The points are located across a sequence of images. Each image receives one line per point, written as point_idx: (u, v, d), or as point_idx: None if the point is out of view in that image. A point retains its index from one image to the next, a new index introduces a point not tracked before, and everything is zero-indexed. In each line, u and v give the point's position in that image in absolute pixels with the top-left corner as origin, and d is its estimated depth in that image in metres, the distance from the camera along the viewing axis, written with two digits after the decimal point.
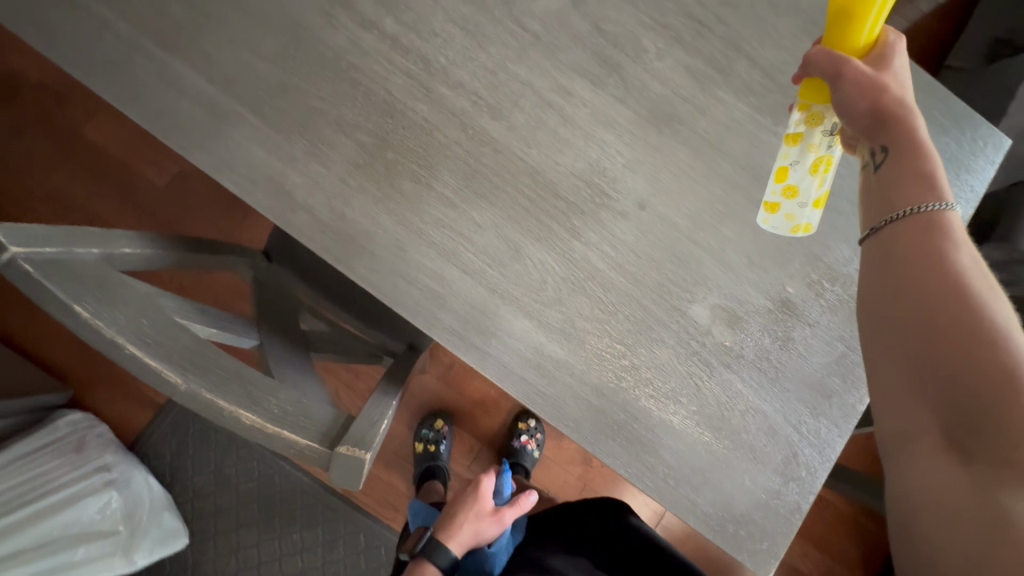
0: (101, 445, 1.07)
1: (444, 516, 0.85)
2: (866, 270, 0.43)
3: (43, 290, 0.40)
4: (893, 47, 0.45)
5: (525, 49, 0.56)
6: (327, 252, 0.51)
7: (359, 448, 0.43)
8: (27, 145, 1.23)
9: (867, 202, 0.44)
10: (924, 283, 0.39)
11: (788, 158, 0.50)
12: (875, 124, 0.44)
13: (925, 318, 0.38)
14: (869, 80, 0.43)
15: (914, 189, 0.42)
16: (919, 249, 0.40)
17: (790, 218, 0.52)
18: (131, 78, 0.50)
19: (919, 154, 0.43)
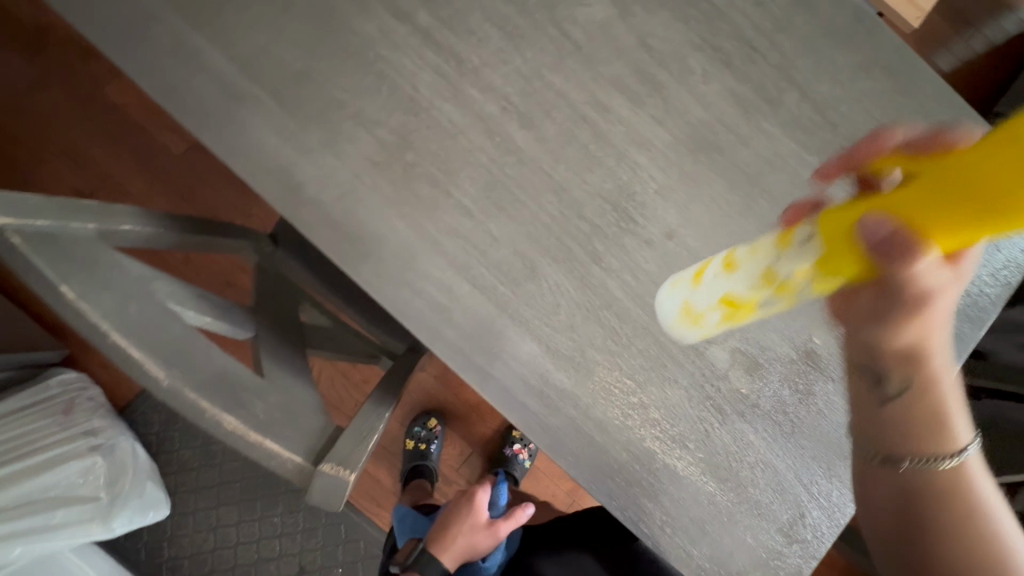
0: (90, 410, 1.05)
1: (437, 527, 0.84)
2: (880, 495, 0.44)
3: (29, 267, 0.38)
4: (967, 257, 0.35)
5: (564, 58, 0.53)
6: (333, 251, 0.48)
7: (343, 468, 0.40)
8: (49, 97, 1.22)
9: (875, 429, 0.44)
10: (944, 525, 0.41)
11: (738, 296, 0.42)
12: (906, 360, 0.39)
13: (960, 567, 0.40)
14: (924, 304, 0.35)
15: (938, 433, 0.41)
16: (945, 493, 0.41)
17: (698, 329, 0.47)
18: (148, 50, 0.48)
19: (937, 400, 0.41)
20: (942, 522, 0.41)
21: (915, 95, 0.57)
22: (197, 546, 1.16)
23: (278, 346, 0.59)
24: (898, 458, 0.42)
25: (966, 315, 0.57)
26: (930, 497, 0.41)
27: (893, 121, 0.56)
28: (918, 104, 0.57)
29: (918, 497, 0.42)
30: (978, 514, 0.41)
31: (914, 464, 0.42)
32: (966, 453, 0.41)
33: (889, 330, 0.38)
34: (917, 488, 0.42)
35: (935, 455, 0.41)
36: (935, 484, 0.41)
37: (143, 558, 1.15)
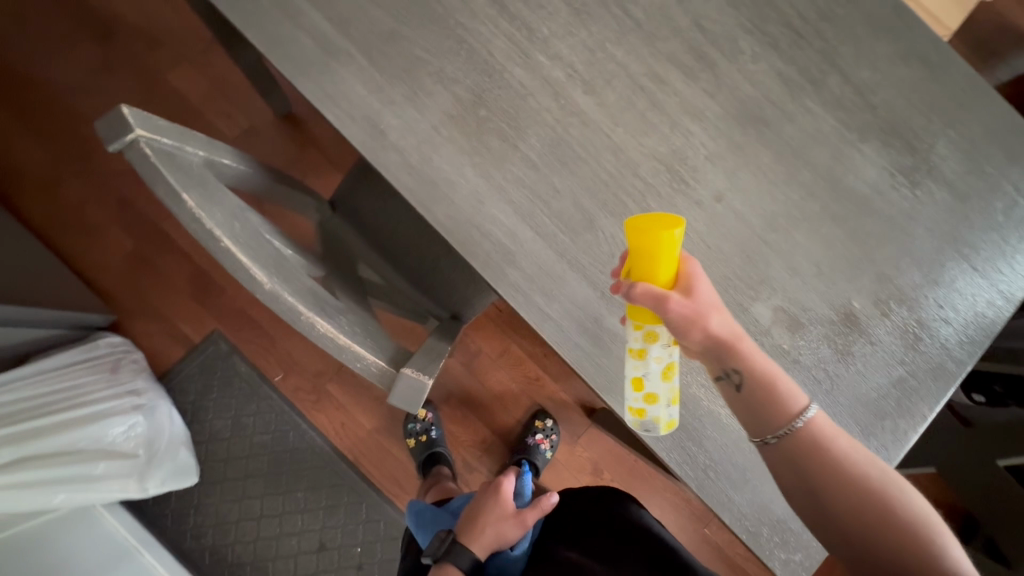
0: (133, 371, 1.12)
1: (467, 517, 0.76)
2: (784, 478, 0.45)
3: (153, 173, 0.42)
4: (699, 277, 0.43)
5: (625, 34, 0.58)
6: (410, 193, 0.53)
7: (423, 374, 0.44)
8: (117, 80, 1.30)
9: (746, 417, 0.46)
10: (828, 478, 0.43)
11: (639, 370, 0.46)
12: (711, 352, 0.44)
13: (853, 500, 0.42)
14: (690, 314, 0.42)
15: (781, 399, 0.44)
16: (811, 452, 0.43)
17: (659, 419, 0.49)
18: (258, 8, 0.54)
19: (767, 382, 0.44)
20: (820, 489, 0.43)
21: (951, 83, 0.60)
22: (222, 515, 1.18)
23: (344, 289, 0.63)
24: (768, 437, 0.45)
25: (1003, 291, 0.58)
26: (802, 460, 0.43)
27: (930, 106, 0.60)
28: (954, 92, 0.60)
29: (797, 466, 0.44)
30: (851, 465, 0.43)
31: (780, 436, 0.44)
32: (809, 408, 0.44)
33: (692, 332, 0.43)
34: (791, 460, 0.44)
35: (788, 421, 0.44)
36: (797, 449, 0.44)
37: (169, 524, 1.17)
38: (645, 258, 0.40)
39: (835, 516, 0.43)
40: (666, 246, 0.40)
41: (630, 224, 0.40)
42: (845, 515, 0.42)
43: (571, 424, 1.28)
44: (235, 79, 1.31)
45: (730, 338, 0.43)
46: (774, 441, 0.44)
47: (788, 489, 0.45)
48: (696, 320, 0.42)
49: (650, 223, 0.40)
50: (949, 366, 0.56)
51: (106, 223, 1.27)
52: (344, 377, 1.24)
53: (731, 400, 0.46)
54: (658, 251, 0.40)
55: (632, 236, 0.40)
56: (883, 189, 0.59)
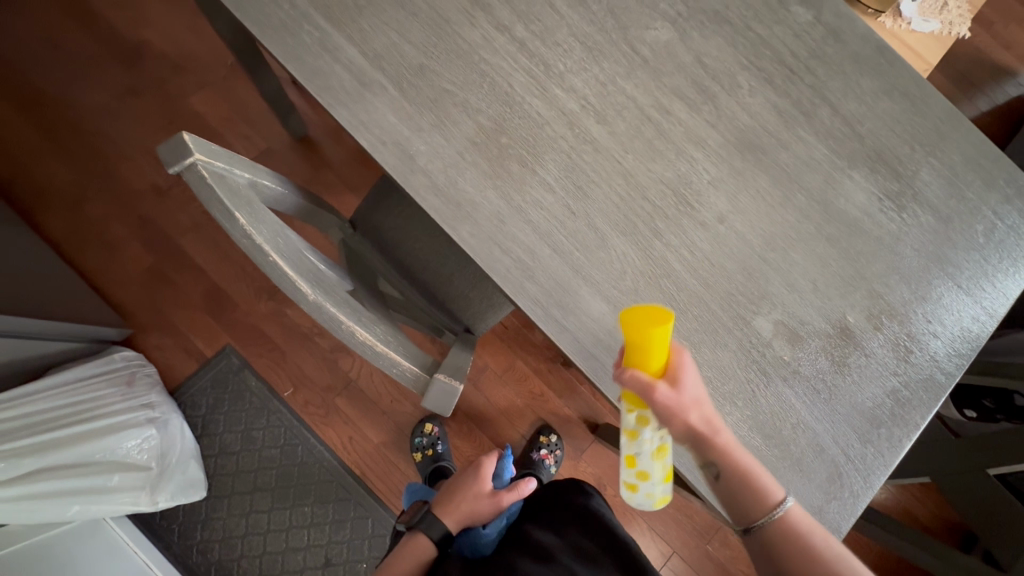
0: (148, 385, 1.15)
1: (445, 491, 0.85)
2: (761, 564, 0.49)
3: (209, 194, 0.46)
4: (685, 369, 0.47)
5: (634, 69, 0.63)
6: (437, 213, 0.57)
7: (453, 380, 0.49)
8: (139, 103, 1.36)
9: (730, 507, 0.50)
10: (800, 570, 0.47)
11: (632, 448, 0.48)
12: (693, 443, 0.48)
13: None
14: (673, 407, 0.45)
15: (760, 490, 0.48)
16: (786, 544, 0.48)
17: (653, 496, 0.49)
18: (299, 44, 0.59)
19: (746, 474, 0.48)
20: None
21: (931, 116, 0.66)
22: (229, 530, 1.18)
23: (369, 302, 0.66)
24: (747, 524, 0.49)
25: (986, 307, 0.63)
26: (779, 547, 0.48)
27: (913, 137, 0.65)
28: (934, 124, 0.66)
29: (774, 555, 0.48)
30: (824, 562, 0.47)
31: (758, 524, 0.49)
32: (785, 500, 0.48)
33: (674, 423, 0.46)
34: (768, 548, 0.48)
35: (765, 510, 0.48)
36: (773, 539, 0.48)
37: (176, 539, 1.17)
38: (638, 348, 0.44)
39: None
40: (656, 336, 0.42)
41: (625, 316, 0.43)
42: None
43: (575, 440, 1.30)
44: (253, 103, 1.37)
45: (709, 431, 0.47)
46: (751, 526, 0.49)
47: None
48: (678, 413, 0.46)
49: (644, 318, 0.42)
50: (939, 378, 0.60)
51: (124, 240, 1.30)
52: (353, 392, 1.27)
53: (715, 488, 0.51)
54: (649, 346, 0.43)
55: (628, 327, 0.43)
56: (872, 212, 0.63)
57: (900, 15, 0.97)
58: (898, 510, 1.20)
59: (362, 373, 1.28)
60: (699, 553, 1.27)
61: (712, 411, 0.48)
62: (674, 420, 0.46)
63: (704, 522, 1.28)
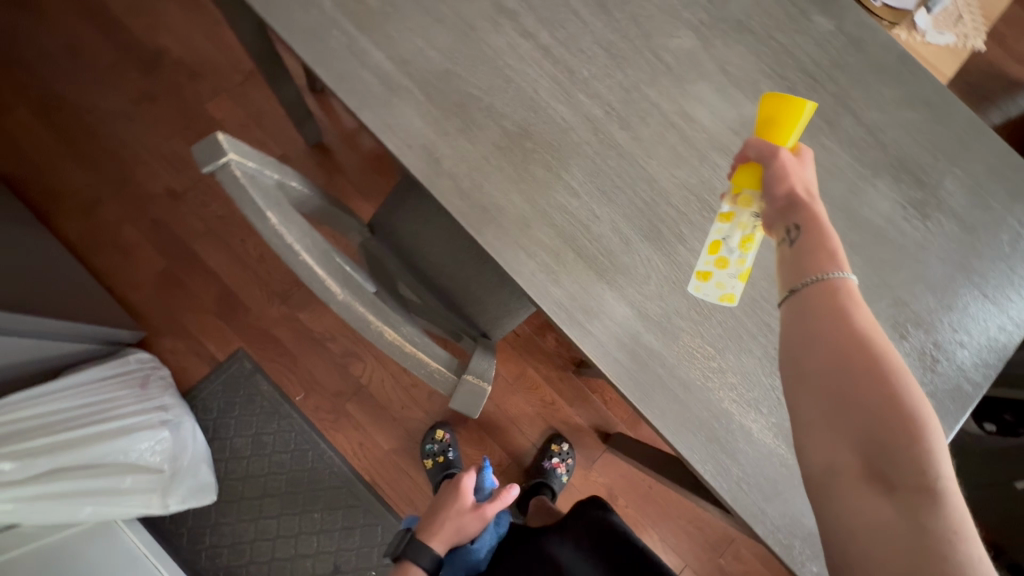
0: (161, 386, 1.15)
1: (426, 516, 0.83)
2: (786, 326, 0.42)
3: (242, 193, 0.46)
4: (808, 157, 0.47)
5: (657, 76, 0.63)
6: (462, 217, 0.57)
7: (481, 382, 0.50)
8: (157, 109, 1.38)
9: (781, 271, 0.44)
10: (839, 334, 0.40)
11: (721, 232, 0.52)
12: (782, 204, 0.45)
13: (852, 360, 0.39)
14: (785, 171, 0.45)
15: (826, 254, 0.42)
16: (831, 303, 0.41)
17: (722, 285, 0.54)
18: (327, 48, 0.60)
19: (822, 238, 0.43)
20: (820, 338, 0.40)
21: (954, 126, 0.66)
22: (238, 535, 1.18)
23: (390, 304, 0.66)
24: (795, 283, 0.42)
25: (1013, 317, 0.62)
26: (819, 303, 0.41)
27: (936, 146, 0.65)
28: (957, 133, 0.66)
29: (810, 320, 0.41)
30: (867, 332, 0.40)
31: (811, 283, 0.42)
32: (847, 268, 0.42)
33: (777, 181, 0.45)
34: (804, 310, 0.42)
35: (822, 269, 0.42)
36: (818, 300, 0.41)
37: (185, 543, 1.16)
38: (770, 124, 0.47)
39: (833, 372, 0.39)
40: (790, 117, 0.46)
41: (767, 94, 0.46)
42: (832, 371, 0.39)
43: (586, 449, 1.29)
44: (269, 109, 1.39)
45: (810, 195, 0.44)
46: (800, 286, 0.42)
47: (788, 349, 0.42)
48: (790, 174, 0.45)
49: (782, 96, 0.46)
50: (966, 388, 0.59)
51: (140, 243, 1.32)
52: (365, 398, 1.26)
53: (778, 255, 0.45)
54: (780, 120, 0.46)
55: (766, 106, 0.47)
56: (896, 220, 0.63)
57: (916, 28, 0.97)
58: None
59: (373, 379, 1.27)
60: (712, 567, 1.25)
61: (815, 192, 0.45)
62: (784, 177, 0.45)
63: (717, 535, 1.26)
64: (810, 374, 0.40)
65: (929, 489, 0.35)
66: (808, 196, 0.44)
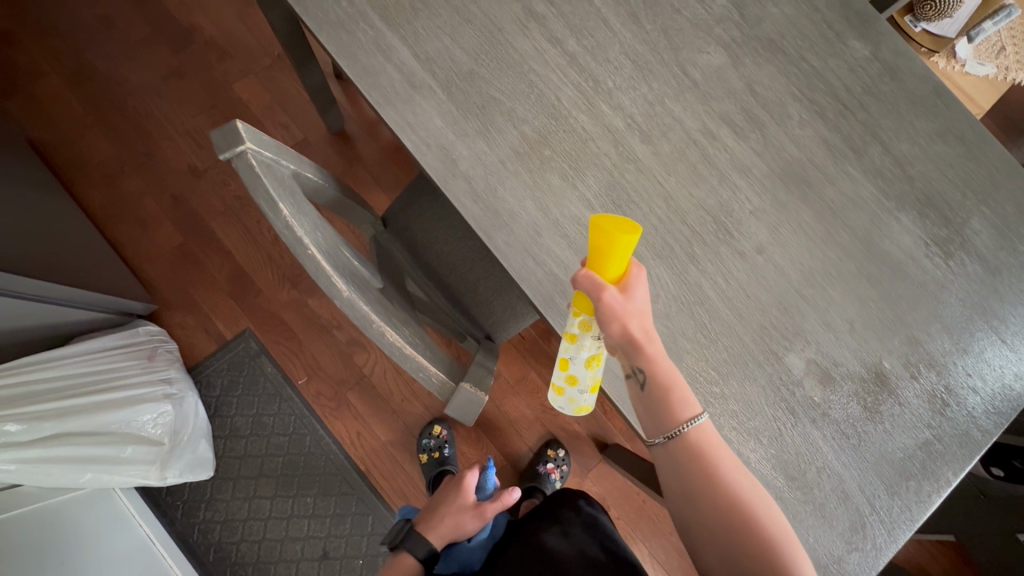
0: (168, 360, 1.17)
1: (426, 510, 0.85)
2: (666, 480, 0.47)
3: (256, 181, 0.46)
4: (638, 282, 0.47)
5: (683, 91, 0.62)
6: (475, 220, 0.57)
7: (478, 391, 0.50)
8: (186, 85, 1.40)
9: (645, 421, 0.48)
10: (707, 486, 0.45)
11: (568, 351, 0.50)
12: (623, 351, 0.46)
13: (721, 511, 0.44)
14: (613, 312, 0.45)
15: (675, 401, 0.46)
16: (692, 456, 0.46)
17: (575, 402, 0.51)
18: (354, 41, 0.60)
19: (666, 384, 0.46)
20: (696, 493, 0.45)
21: (986, 163, 0.64)
22: (231, 513, 1.19)
23: (397, 300, 0.66)
24: (660, 438, 0.47)
25: None
26: (687, 464, 0.45)
27: (965, 182, 0.63)
28: (989, 171, 0.64)
29: (682, 475, 0.46)
30: (734, 479, 0.45)
31: (667, 439, 0.46)
32: (698, 415, 0.46)
33: (612, 328, 0.45)
34: (675, 464, 0.46)
35: (678, 424, 0.46)
36: (682, 454, 0.46)
37: (179, 516, 1.18)
38: (601, 253, 0.43)
39: (713, 524, 0.44)
40: (620, 247, 0.42)
41: (593, 221, 0.42)
42: (713, 528, 0.44)
43: (582, 458, 1.29)
44: (294, 94, 1.40)
45: (642, 339, 0.46)
46: (663, 443, 0.47)
47: (673, 499, 0.47)
48: (620, 314, 0.45)
49: (610, 225, 0.42)
50: (975, 435, 0.58)
51: (159, 217, 1.33)
52: (366, 387, 1.27)
53: (636, 399, 0.48)
54: (608, 251, 0.43)
55: (593, 233, 0.43)
56: (917, 256, 0.61)
57: (955, 57, 0.95)
58: (908, 565, 1.15)
59: (376, 369, 1.28)
60: None
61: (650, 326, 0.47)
62: (611, 317, 0.45)
63: None
64: (697, 531, 0.45)
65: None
66: (639, 341, 0.45)
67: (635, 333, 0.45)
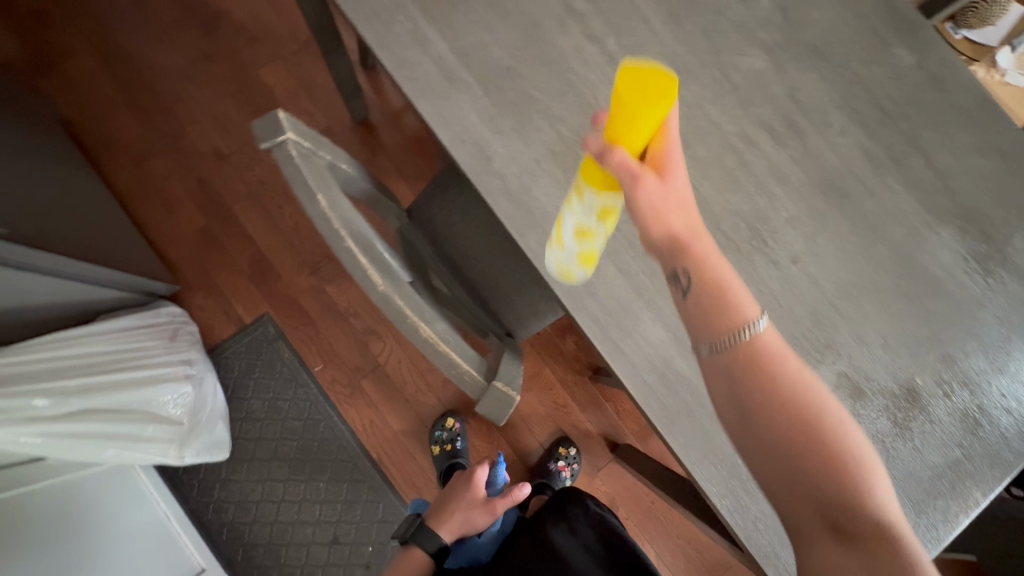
0: (189, 342, 1.19)
1: (437, 504, 0.84)
2: (721, 398, 0.43)
3: (296, 173, 0.47)
4: (668, 161, 0.42)
5: (722, 95, 0.61)
6: (508, 219, 0.57)
7: (512, 391, 0.50)
8: (213, 68, 1.40)
9: (694, 330, 0.44)
10: (773, 401, 0.40)
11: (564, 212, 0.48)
12: (669, 252, 0.44)
13: (789, 428, 0.39)
14: (653, 202, 0.42)
15: (730, 304, 0.42)
16: (754, 366, 0.41)
17: (560, 262, 0.52)
18: (392, 33, 0.59)
19: (719, 285, 0.43)
20: (759, 408, 0.40)
21: None
22: (245, 494, 1.21)
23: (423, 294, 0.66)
24: (712, 347, 0.42)
25: None
26: (740, 360, 0.41)
27: (1008, 198, 0.62)
28: None
29: (741, 390, 0.41)
30: (796, 381, 0.40)
31: (722, 347, 0.42)
32: (760, 319, 0.41)
33: (654, 222, 0.43)
34: (734, 376, 0.41)
35: (737, 329, 0.42)
36: (744, 364, 0.41)
37: (195, 494, 1.20)
38: (623, 121, 0.37)
39: (780, 442, 0.39)
40: (647, 115, 0.36)
41: (621, 69, 0.34)
42: (782, 448, 0.39)
43: (593, 456, 1.29)
44: (320, 80, 1.39)
45: (687, 236, 0.44)
46: (714, 353, 0.42)
47: (728, 418, 0.42)
48: (661, 204, 0.42)
49: (642, 80, 0.34)
50: (1006, 456, 0.57)
51: (183, 199, 1.35)
52: (381, 376, 1.28)
53: (681, 310, 0.45)
54: (635, 121, 0.36)
55: (618, 92, 0.36)
56: (955, 272, 0.60)
57: (996, 66, 0.89)
58: None
59: (392, 359, 1.29)
60: None
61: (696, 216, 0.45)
62: (655, 207, 0.42)
63: (714, 559, 1.25)
64: (760, 454, 0.40)
65: (882, 539, 0.36)
66: (684, 239, 0.44)
67: (679, 232, 0.44)
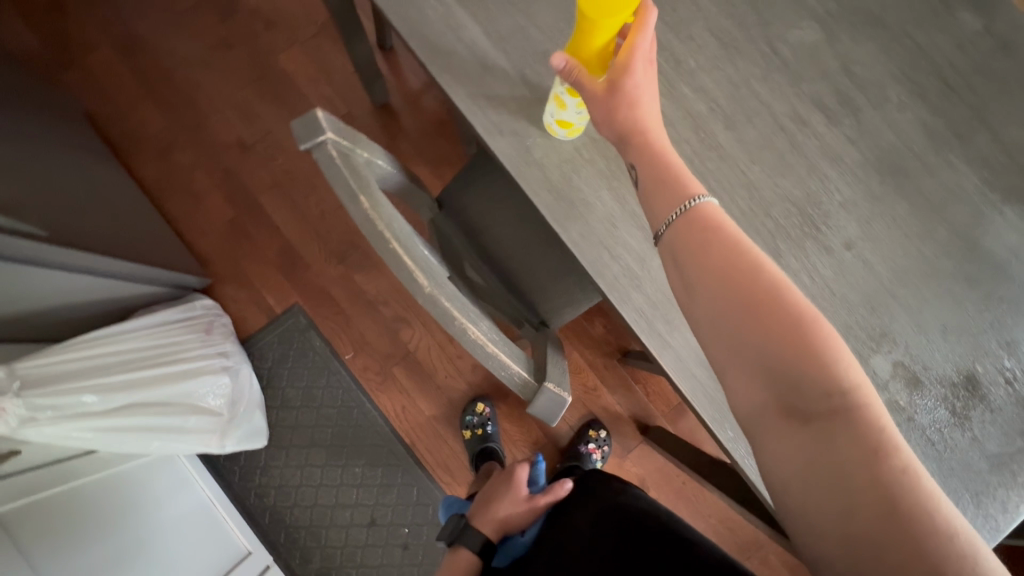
0: (223, 333, 1.21)
1: (479, 503, 0.83)
2: (671, 273, 0.47)
3: (337, 173, 0.46)
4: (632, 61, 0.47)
5: (771, 72, 0.58)
6: (549, 212, 0.55)
7: (563, 393, 0.49)
8: (231, 56, 1.39)
9: (650, 211, 0.48)
10: (715, 267, 0.44)
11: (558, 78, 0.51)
12: (620, 144, 0.50)
13: (726, 288, 0.43)
14: (601, 104, 0.49)
15: (678, 186, 0.47)
16: (698, 237, 0.45)
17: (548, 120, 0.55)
18: (424, 18, 0.57)
19: (667, 169, 0.48)
20: (701, 276, 0.44)
21: None
22: (285, 479, 1.25)
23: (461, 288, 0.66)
24: (663, 226, 0.47)
25: None
26: (693, 260, 0.45)
27: None
28: None
29: (687, 262, 0.45)
30: (737, 249, 0.44)
31: (673, 224, 0.46)
32: (703, 194, 0.46)
33: (602, 118, 0.49)
34: (682, 250, 0.46)
35: (683, 203, 0.46)
36: (689, 236, 0.45)
37: (236, 480, 1.24)
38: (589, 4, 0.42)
39: (720, 303, 0.43)
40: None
41: None
42: (722, 310, 0.43)
43: (623, 438, 1.29)
44: (338, 65, 1.37)
45: (635, 129, 0.49)
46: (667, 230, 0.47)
47: (678, 290, 0.46)
48: (610, 103, 0.49)
49: None
50: None
51: (209, 190, 1.35)
52: (411, 363, 1.29)
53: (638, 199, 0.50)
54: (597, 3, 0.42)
55: None
56: (1020, 253, 0.57)
57: None
58: None
59: (421, 346, 1.30)
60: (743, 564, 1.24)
61: (647, 112, 0.49)
62: (603, 105, 0.49)
63: (746, 537, 1.25)
64: (704, 319, 0.44)
65: (836, 406, 0.39)
66: (631, 131, 0.49)
67: (629, 126, 0.49)
